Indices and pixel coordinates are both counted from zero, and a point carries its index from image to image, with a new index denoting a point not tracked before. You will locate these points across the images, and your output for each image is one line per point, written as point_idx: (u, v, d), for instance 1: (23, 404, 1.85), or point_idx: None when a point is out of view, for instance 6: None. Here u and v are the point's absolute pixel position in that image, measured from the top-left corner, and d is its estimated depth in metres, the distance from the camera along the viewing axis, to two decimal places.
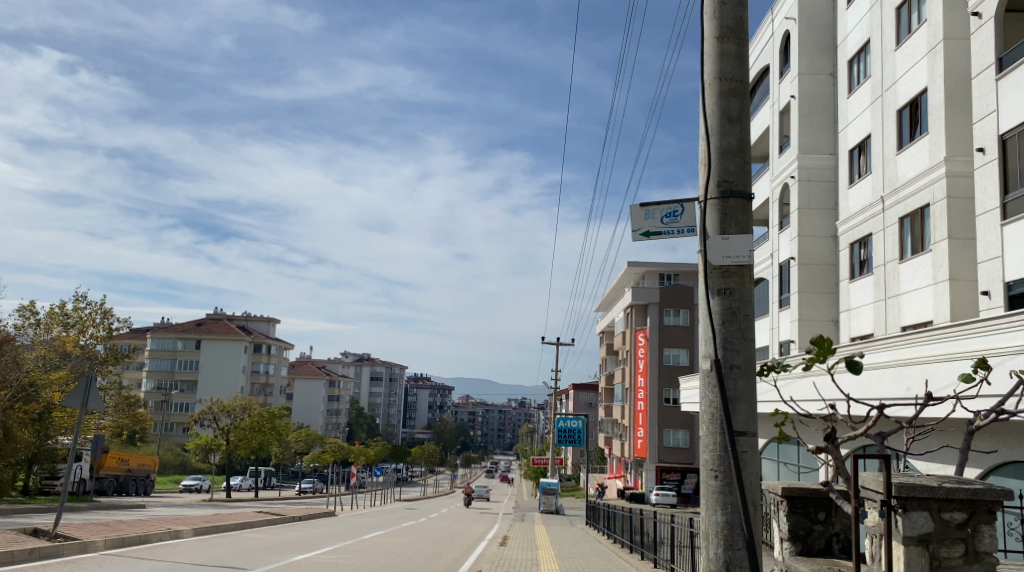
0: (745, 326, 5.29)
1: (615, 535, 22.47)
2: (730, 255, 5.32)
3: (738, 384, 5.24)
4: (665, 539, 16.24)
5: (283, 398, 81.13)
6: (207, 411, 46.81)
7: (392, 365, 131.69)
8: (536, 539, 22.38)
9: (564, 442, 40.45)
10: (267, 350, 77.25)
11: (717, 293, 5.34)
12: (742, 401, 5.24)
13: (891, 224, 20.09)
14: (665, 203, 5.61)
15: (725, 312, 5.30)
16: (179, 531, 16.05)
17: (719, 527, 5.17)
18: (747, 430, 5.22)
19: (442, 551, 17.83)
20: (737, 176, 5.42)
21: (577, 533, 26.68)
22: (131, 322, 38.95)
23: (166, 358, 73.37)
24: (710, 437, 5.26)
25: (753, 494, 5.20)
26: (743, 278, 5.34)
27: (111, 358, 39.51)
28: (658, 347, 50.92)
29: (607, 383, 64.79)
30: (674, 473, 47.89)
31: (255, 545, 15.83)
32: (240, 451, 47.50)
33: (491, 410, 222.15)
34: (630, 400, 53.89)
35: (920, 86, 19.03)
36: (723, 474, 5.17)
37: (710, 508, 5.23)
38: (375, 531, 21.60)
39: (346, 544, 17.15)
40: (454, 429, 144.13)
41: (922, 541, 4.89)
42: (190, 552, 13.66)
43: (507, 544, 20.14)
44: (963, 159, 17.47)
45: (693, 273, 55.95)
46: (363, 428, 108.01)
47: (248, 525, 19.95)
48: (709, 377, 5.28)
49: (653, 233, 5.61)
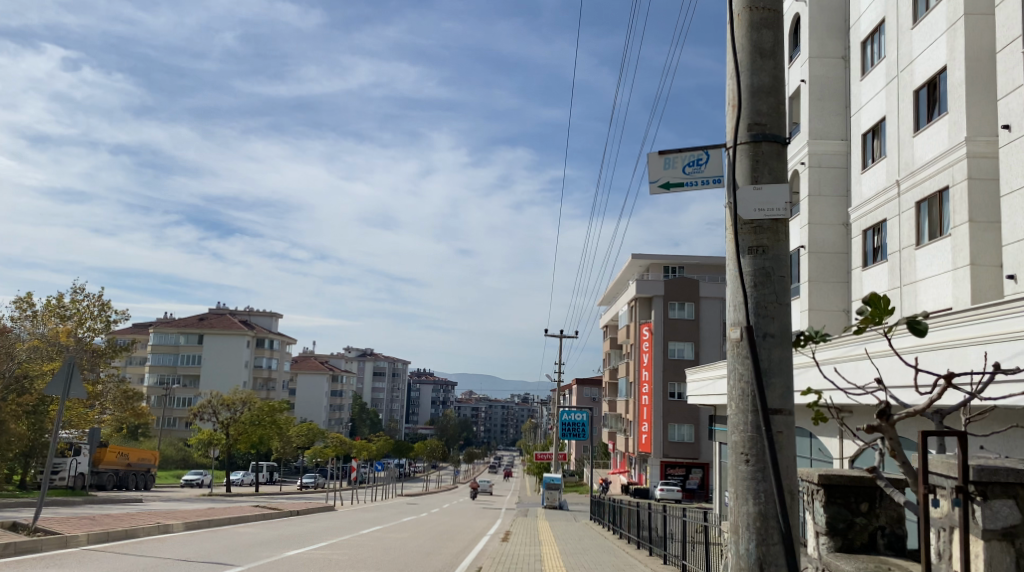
0: (780, 289, 4.61)
1: (621, 532, 21.69)
2: (762, 208, 4.65)
3: (773, 353, 4.57)
4: (675, 534, 15.52)
5: (285, 393, 80.70)
6: (206, 404, 46.22)
7: (395, 360, 131.17)
8: (540, 534, 21.69)
9: (568, 436, 39.73)
10: (269, 345, 76.71)
11: (747, 252, 4.67)
12: (777, 375, 4.56)
13: (907, 209, 19.35)
14: (687, 151, 4.94)
15: (757, 273, 4.62)
16: (168, 526, 15.37)
17: (750, 521, 4.49)
18: (782, 407, 4.54)
19: (442, 547, 17.13)
20: (770, 117, 4.75)
21: (581, 528, 25.97)
22: (129, 315, 38.41)
23: (168, 353, 72.34)
24: (740, 416, 4.58)
25: (790, 480, 4.51)
26: (777, 234, 4.67)
27: (109, 352, 39.01)
28: (663, 340, 50.21)
29: (610, 377, 64.14)
30: (678, 468, 47.53)
31: (246, 541, 15.12)
32: (240, 446, 46.88)
33: (495, 406, 221.95)
34: (634, 394, 53.27)
35: (938, 64, 18.34)
36: (754, 461, 4.49)
37: (736, 497, 4.56)
38: (374, 526, 20.92)
39: (342, 540, 16.43)
40: (457, 425, 143.69)
41: (1006, 535, 3.98)
42: (175, 548, 12.97)
43: (510, 540, 19.37)
44: (985, 139, 16.78)
45: (699, 265, 55.17)
46: (366, 423, 107.44)
47: (243, 519, 19.28)
48: (740, 347, 4.59)
49: (674, 184, 4.93)
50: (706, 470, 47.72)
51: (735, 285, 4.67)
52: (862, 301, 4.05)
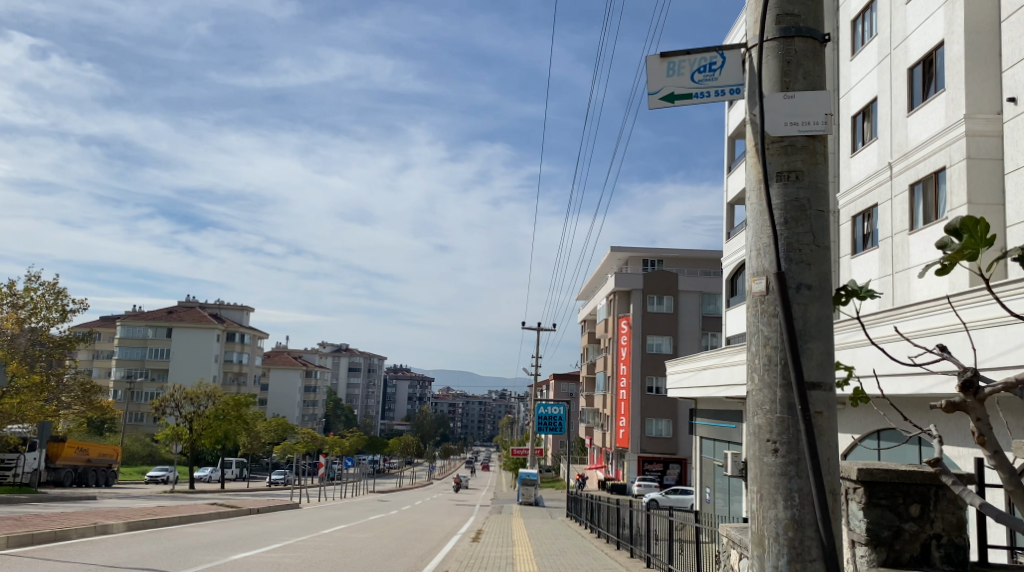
0: (817, 227, 3.55)
1: (599, 530, 20.71)
2: (794, 121, 3.57)
3: (809, 311, 3.49)
4: (658, 532, 14.52)
5: (257, 388, 79.10)
6: (169, 398, 44.72)
7: (370, 356, 129.26)
8: (513, 533, 20.53)
9: (545, 431, 38.70)
10: (240, 338, 74.86)
11: (777, 178, 3.58)
12: (814, 338, 3.48)
13: (899, 193, 18.45)
14: (697, 53, 3.85)
15: (789, 207, 3.55)
16: (107, 526, 14.20)
17: (780, 530, 3.40)
18: (821, 380, 3.46)
19: (407, 548, 16.00)
20: (805, 7, 3.66)
21: (556, 525, 24.97)
22: (86, 303, 36.87)
23: (136, 347, 70.47)
24: (768, 395, 3.48)
25: (832, 479, 3.43)
26: (813, 157, 3.59)
27: (67, 344, 37.52)
28: (641, 335, 49.27)
29: (588, 372, 63.28)
30: (656, 464, 46.86)
31: (193, 542, 13.99)
32: (205, 441, 45.38)
33: (471, 403, 220.85)
34: (612, 389, 52.37)
35: (935, 40, 17.44)
36: (788, 449, 3.42)
37: (755, 495, 3.51)
38: (337, 525, 19.69)
39: (300, 541, 15.32)
40: (433, 421, 142.40)
41: None
42: (108, 552, 11.79)
43: (481, 540, 18.18)
44: (985, 117, 15.87)
45: (679, 259, 54.25)
46: (340, 419, 105.88)
47: (194, 518, 17.96)
48: (765, 304, 3.52)
49: (680, 96, 3.87)
50: (684, 465, 47.09)
51: (757, 220, 3.61)
52: (956, 228, 3.52)
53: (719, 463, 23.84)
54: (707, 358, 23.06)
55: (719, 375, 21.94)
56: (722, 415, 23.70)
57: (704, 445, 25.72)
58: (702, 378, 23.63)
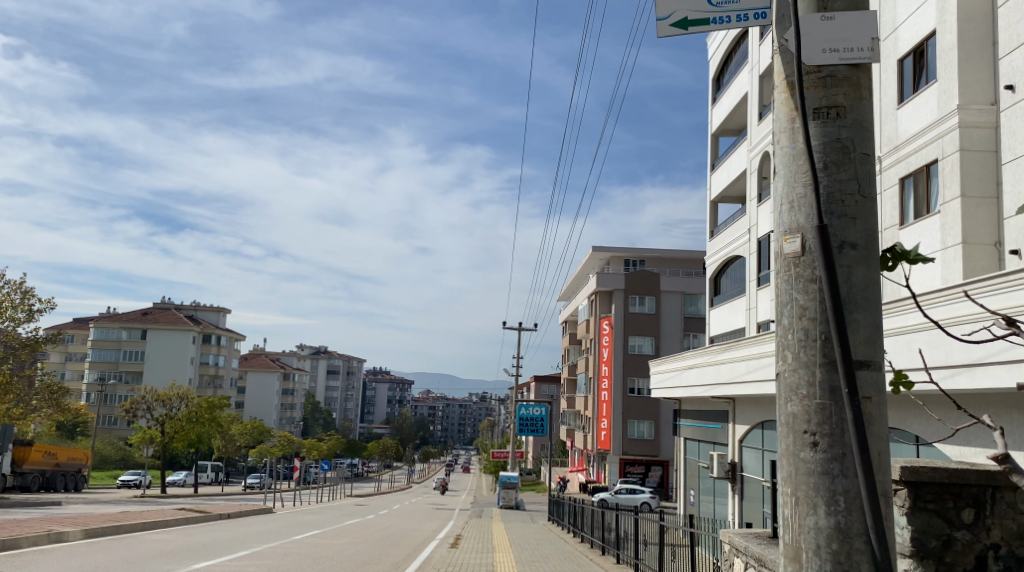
0: (863, 173, 2.94)
1: (583, 534, 20.07)
2: (833, 47, 2.96)
3: (855, 275, 2.88)
4: (648, 539, 13.87)
5: (233, 390, 77.92)
6: (140, 400, 43.67)
7: (350, 358, 127.83)
8: (494, 539, 19.80)
9: (526, 432, 38.03)
10: (216, 341, 73.64)
11: (813, 115, 2.97)
12: (860, 309, 2.87)
13: (888, 187, 17.97)
14: None
15: (828, 148, 2.94)
16: (62, 533, 13.52)
17: (821, 541, 2.78)
18: (870, 358, 2.84)
19: (384, 554, 15.31)
20: None
21: (539, 530, 24.34)
22: (53, 303, 35.92)
23: (110, 349, 69.03)
24: (806, 377, 2.87)
25: (884, 480, 2.80)
26: (858, 90, 2.99)
27: (34, 345, 36.47)
28: (623, 336, 48.79)
29: (569, 373, 62.77)
30: (637, 466, 46.61)
31: (152, 550, 13.23)
32: (177, 443, 44.37)
33: (451, 406, 220.46)
34: (593, 390, 51.84)
35: (926, 30, 16.95)
36: (831, 442, 2.80)
37: (788, 497, 2.89)
38: (311, 531, 18.95)
39: (269, 548, 14.60)
40: (413, 425, 141.76)
41: None
42: (59, 561, 11.08)
43: (459, 546, 17.43)
44: (978, 108, 15.39)
45: (660, 260, 53.82)
46: (318, 423, 104.90)
47: (158, 525, 17.12)
48: (800, 266, 2.92)
49: (695, 23, 3.27)
50: (666, 468, 46.66)
51: (791, 165, 3.01)
52: None
53: (704, 464, 23.32)
54: (692, 357, 22.51)
55: (705, 374, 21.37)
56: (707, 417, 23.24)
57: (689, 446, 25.22)
58: (687, 378, 23.05)
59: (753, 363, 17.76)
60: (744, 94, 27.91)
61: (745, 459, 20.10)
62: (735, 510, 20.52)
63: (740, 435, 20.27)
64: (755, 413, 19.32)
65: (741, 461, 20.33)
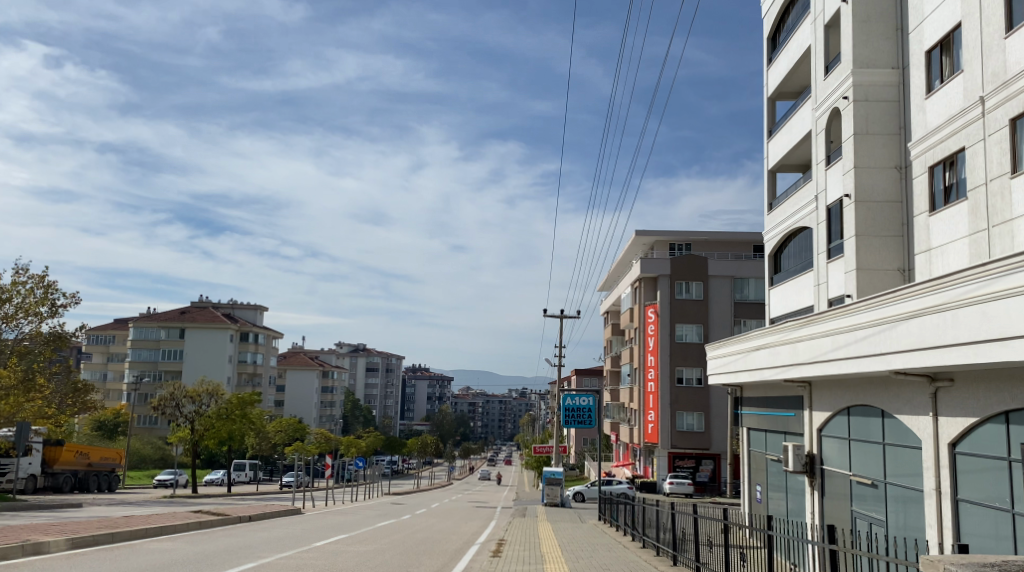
0: None
1: (641, 536, 17.78)
2: None
3: None
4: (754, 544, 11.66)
5: (271, 389, 76.43)
6: (169, 397, 42.09)
7: (387, 354, 125.31)
8: (542, 542, 17.72)
9: (570, 425, 35.84)
10: (254, 338, 72.27)
11: None
12: None
13: (996, 130, 15.62)
14: None
15: None
16: (41, 545, 11.58)
17: None
18: None
19: (419, 562, 13.31)
20: None
21: (587, 531, 22.28)
22: (77, 295, 34.38)
23: (149, 349, 67.89)
24: None
25: None
26: None
27: (56, 341, 35.02)
28: (668, 323, 46.11)
29: (613, 365, 60.41)
30: (687, 460, 44.47)
31: (144, 564, 11.20)
32: (207, 441, 42.81)
33: (491, 402, 218.80)
34: (639, 381, 49.35)
35: None
36: None
37: None
38: (339, 534, 16.99)
39: (281, 558, 12.42)
40: (453, 420, 140.02)
41: None
42: None
43: (502, 554, 15.09)
44: None
45: (708, 243, 50.90)
46: (359, 420, 103.37)
47: (167, 531, 15.18)
48: None
49: None
50: (718, 461, 44.58)
51: None
52: None
53: (774, 458, 20.99)
54: (760, 338, 19.90)
55: (776, 356, 18.79)
56: (774, 403, 20.95)
57: (752, 437, 22.91)
58: (754, 361, 20.41)
59: (840, 340, 15.08)
60: (805, 47, 25.37)
61: (826, 451, 17.67)
62: (813, 508, 18.06)
63: (820, 424, 17.79)
64: (838, 397, 16.81)
65: (820, 454, 17.97)
